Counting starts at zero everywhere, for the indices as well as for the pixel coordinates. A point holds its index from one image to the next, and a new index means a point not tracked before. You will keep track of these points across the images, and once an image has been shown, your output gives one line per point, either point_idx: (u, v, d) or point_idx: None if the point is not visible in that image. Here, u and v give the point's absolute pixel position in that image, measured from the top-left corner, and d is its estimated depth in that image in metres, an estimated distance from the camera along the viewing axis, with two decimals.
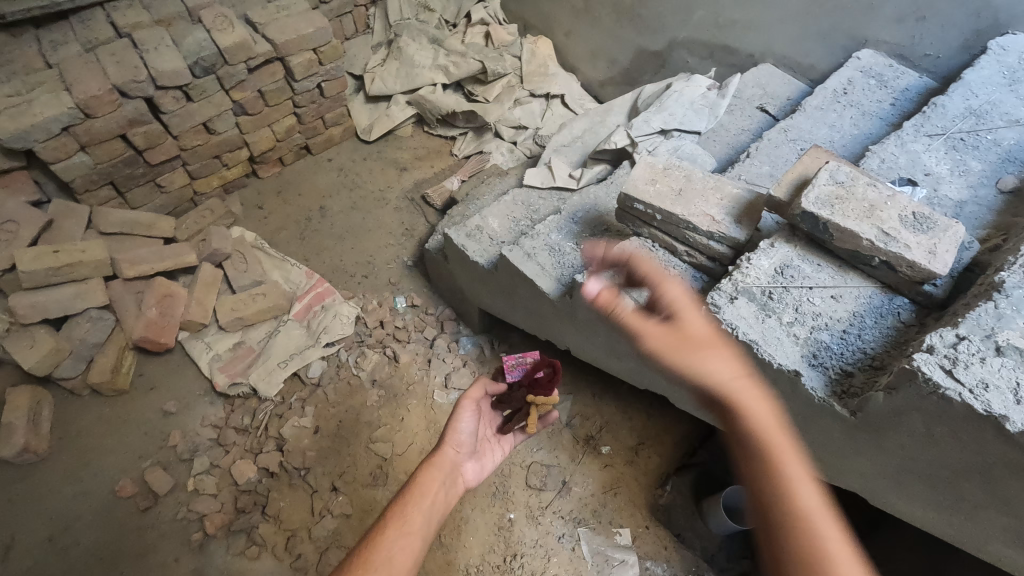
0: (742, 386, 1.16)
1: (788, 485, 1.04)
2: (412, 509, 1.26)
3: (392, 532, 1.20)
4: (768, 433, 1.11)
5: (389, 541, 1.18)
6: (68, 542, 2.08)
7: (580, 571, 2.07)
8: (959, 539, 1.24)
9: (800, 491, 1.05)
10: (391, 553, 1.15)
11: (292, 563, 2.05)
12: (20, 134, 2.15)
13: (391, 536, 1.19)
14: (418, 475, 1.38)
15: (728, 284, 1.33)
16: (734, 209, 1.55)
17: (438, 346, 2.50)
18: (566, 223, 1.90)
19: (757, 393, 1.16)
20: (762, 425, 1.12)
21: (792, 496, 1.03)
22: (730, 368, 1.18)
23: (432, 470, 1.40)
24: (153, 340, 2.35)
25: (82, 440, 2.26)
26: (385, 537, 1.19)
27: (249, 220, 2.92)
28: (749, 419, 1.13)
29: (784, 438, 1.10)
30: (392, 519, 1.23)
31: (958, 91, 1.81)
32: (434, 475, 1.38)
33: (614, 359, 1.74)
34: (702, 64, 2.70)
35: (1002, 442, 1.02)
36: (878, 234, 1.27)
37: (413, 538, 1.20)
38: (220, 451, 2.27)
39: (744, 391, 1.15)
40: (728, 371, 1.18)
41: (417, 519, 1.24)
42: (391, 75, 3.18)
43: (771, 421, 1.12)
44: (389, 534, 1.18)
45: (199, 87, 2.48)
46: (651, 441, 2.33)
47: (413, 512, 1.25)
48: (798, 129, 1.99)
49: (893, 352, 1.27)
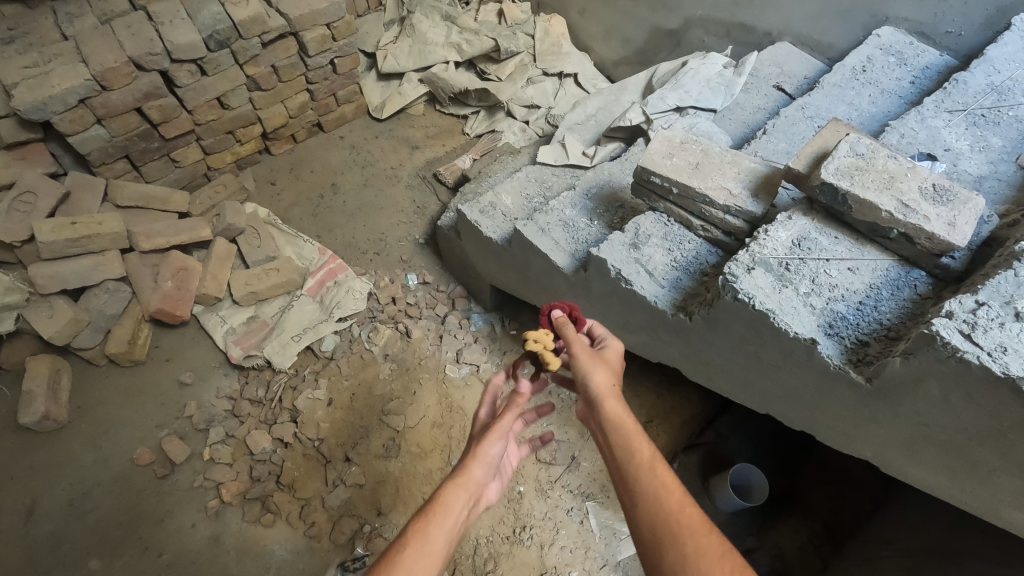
0: (607, 389, 1.20)
1: (636, 468, 1.05)
2: (435, 529, 1.06)
3: (408, 557, 1.00)
4: (626, 427, 1.12)
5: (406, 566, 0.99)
6: (89, 506, 2.13)
7: (588, 544, 2.11)
8: (972, 505, 1.25)
9: (652, 466, 1.04)
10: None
11: (305, 530, 2.10)
12: (39, 106, 2.16)
13: (410, 556, 1.00)
14: (441, 494, 1.13)
15: (745, 255, 1.34)
16: (751, 182, 1.55)
17: (449, 322, 2.53)
18: (580, 199, 1.91)
19: (619, 399, 1.18)
20: (621, 420, 1.14)
21: (646, 472, 1.04)
22: (602, 377, 1.21)
23: (456, 489, 1.16)
24: (169, 312, 2.38)
25: (100, 409, 2.30)
26: (400, 559, 0.99)
27: (262, 196, 2.94)
28: (613, 418, 1.15)
29: (638, 427, 1.11)
30: (410, 541, 1.03)
31: (981, 67, 1.79)
32: (457, 494, 1.14)
33: (628, 333, 1.76)
34: (718, 43, 2.67)
35: (1018, 404, 1.03)
36: (898, 206, 1.27)
37: (434, 562, 1.01)
38: (235, 422, 2.31)
39: (607, 399, 1.18)
40: (600, 379, 1.21)
41: (439, 542, 1.04)
42: (404, 53, 3.17)
43: (631, 416, 1.14)
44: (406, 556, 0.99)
45: (214, 60, 2.49)
46: (659, 420, 2.38)
47: (436, 532, 1.05)
48: (816, 106, 1.98)
49: (909, 322, 1.28)
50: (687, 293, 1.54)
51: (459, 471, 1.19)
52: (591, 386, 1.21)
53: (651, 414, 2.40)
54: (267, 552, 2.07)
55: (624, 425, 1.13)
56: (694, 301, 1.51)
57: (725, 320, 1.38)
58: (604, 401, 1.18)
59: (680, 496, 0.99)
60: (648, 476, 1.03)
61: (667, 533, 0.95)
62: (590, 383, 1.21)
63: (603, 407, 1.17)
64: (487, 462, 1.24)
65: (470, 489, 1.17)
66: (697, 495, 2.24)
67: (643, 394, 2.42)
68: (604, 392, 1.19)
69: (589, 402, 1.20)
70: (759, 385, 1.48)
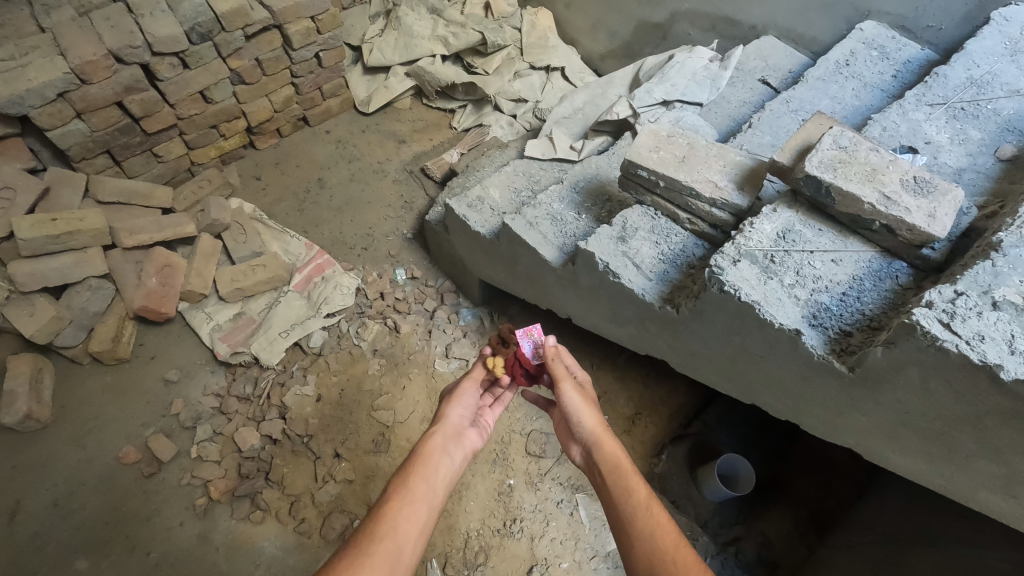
0: (604, 433, 1.33)
1: (634, 507, 1.16)
2: (418, 479, 1.14)
3: (395, 506, 1.07)
4: (623, 467, 1.24)
5: (393, 512, 1.05)
6: (74, 506, 2.10)
7: (578, 535, 2.13)
8: (952, 490, 1.28)
9: (648, 506, 1.16)
10: (396, 525, 1.03)
11: (296, 527, 2.10)
12: (16, 100, 2.12)
13: (396, 506, 1.07)
14: (421, 446, 1.24)
15: (731, 248, 1.35)
16: (737, 175, 1.56)
17: (438, 317, 2.53)
18: (567, 192, 1.92)
19: (615, 440, 1.32)
20: (618, 461, 1.26)
21: (642, 510, 1.15)
22: (596, 419, 1.36)
23: (434, 438, 1.28)
24: (153, 309, 2.35)
25: (84, 408, 2.27)
26: (388, 508, 1.07)
27: (247, 191, 2.91)
28: (610, 459, 1.27)
29: (634, 470, 1.23)
30: (396, 492, 1.10)
31: (960, 61, 1.82)
32: (435, 444, 1.25)
33: (616, 326, 1.77)
34: (704, 36, 2.68)
35: (995, 390, 1.05)
36: (880, 198, 1.29)
37: (419, 507, 1.09)
38: (222, 419, 2.29)
39: (604, 439, 1.32)
40: (594, 421, 1.36)
41: (421, 489, 1.12)
42: (390, 46, 3.14)
43: (628, 459, 1.26)
44: (392, 505, 1.07)
45: (196, 54, 2.45)
46: (647, 412, 2.40)
47: (418, 480, 1.14)
48: (800, 99, 1.99)
49: (890, 313, 1.30)
50: (675, 286, 1.55)
51: (437, 420, 1.35)
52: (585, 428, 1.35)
53: (639, 406, 2.42)
54: (256, 549, 2.07)
55: (621, 465, 1.25)
56: (682, 293, 1.53)
57: (712, 312, 1.40)
58: (601, 443, 1.31)
59: (674, 535, 1.10)
60: (645, 514, 1.14)
61: (662, 567, 1.04)
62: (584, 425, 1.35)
63: (600, 448, 1.30)
64: (462, 408, 1.41)
65: (446, 435, 1.30)
66: (685, 485, 2.27)
67: (631, 386, 2.44)
68: (601, 434, 1.33)
69: (587, 445, 1.33)
70: (744, 375, 1.50)
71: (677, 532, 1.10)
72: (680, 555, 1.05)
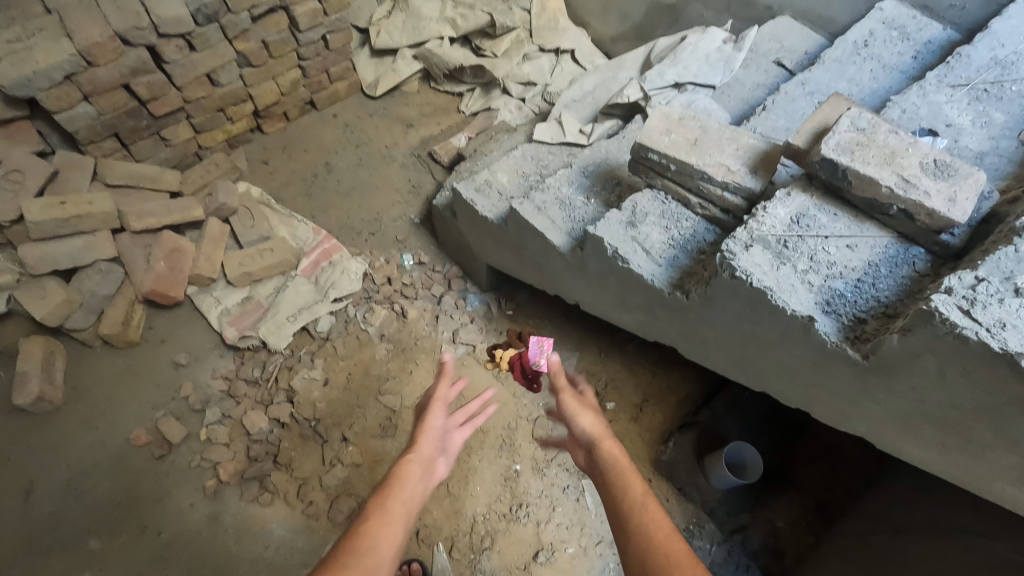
0: (602, 432, 1.31)
1: (628, 506, 1.14)
2: (390, 508, 1.08)
3: (363, 537, 1.02)
4: (620, 467, 1.22)
5: (359, 546, 1.00)
6: (87, 487, 2.13)
7: (584, 521, 2.13)
8: (966, 481, 1.25)
9: (644, 502, 1.14)
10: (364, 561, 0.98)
11: (304, 509, 2.12)
12: (23, 82, 2.12)
13: (361, 540, 1.01)
14: (395, 471, 1.16)
15: (743, 232, 1.32)
16: (750, 159, 1.53)
17: (445, 302, 2.52)
18: (576, 177, 1.89)
19: (613, 439, 1.29)
20: (615, 460, 1.24)
21: (637, 507, 1.13)
22: (594, 420, 1.33)
23: (409, 464, 1.18)
24: (162, 293, 2.36)
25: (95, 390, 2.29)
26: (352, 545, 1.00)
27: (254, 175, 2.90)
28: (608, 460, 1.25)
29: (631, 467, 1.21)
30: (365, 524, 1.04)
31: (985, 41, 1.76)
32: (412, 468, 1.17)
33: (624, 313, 1.75)
34: (717, 17, 2.62)
35: (1015, 378, 1.02)
36: (898, 181, 1.26)
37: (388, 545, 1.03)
38: (231, 402, 2.31)
39: (601, 438, 1.29)
40: (593, 423, 1.33)
41: (393, 523, 1.06)
42: (397, 28, 3.10)
43: (625, 457, 1.24)
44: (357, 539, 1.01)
45: (202, 35, 2.43)
46: (654, 399, 2.40)
47: (391, 508, 1.08)
48: (816, 81, 1.94)
49: (907, 300, 1.27)
50: (685, 272, 1.53)
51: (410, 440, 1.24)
52: (584, 429, 1.32)
53: (646, 393, 2.41)
54: (265, 531, 2.09)
55: (618, 465, 1.23)
56: (692, 279, 1.50)
57: (723, 298, 1.37)
58: (600, 443, 1.29)
59: (669, 531, 1.08)
60: (639, 510, 1.13)
61: (658, 565, 1.03)
62: (583, 427, 1.32)
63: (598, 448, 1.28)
64: (436, 423, 1.29)
65: (423, 460, 1.21)
66: (692, 473, 2.24)
67: (638, 374, 2.43)
68: (599, 435, 1.31)
69: (586, 446, 1.32)
70: (754, 362, 1.48)
71: (673, 529, 1.08)
72: (675, 552, 1.04)
